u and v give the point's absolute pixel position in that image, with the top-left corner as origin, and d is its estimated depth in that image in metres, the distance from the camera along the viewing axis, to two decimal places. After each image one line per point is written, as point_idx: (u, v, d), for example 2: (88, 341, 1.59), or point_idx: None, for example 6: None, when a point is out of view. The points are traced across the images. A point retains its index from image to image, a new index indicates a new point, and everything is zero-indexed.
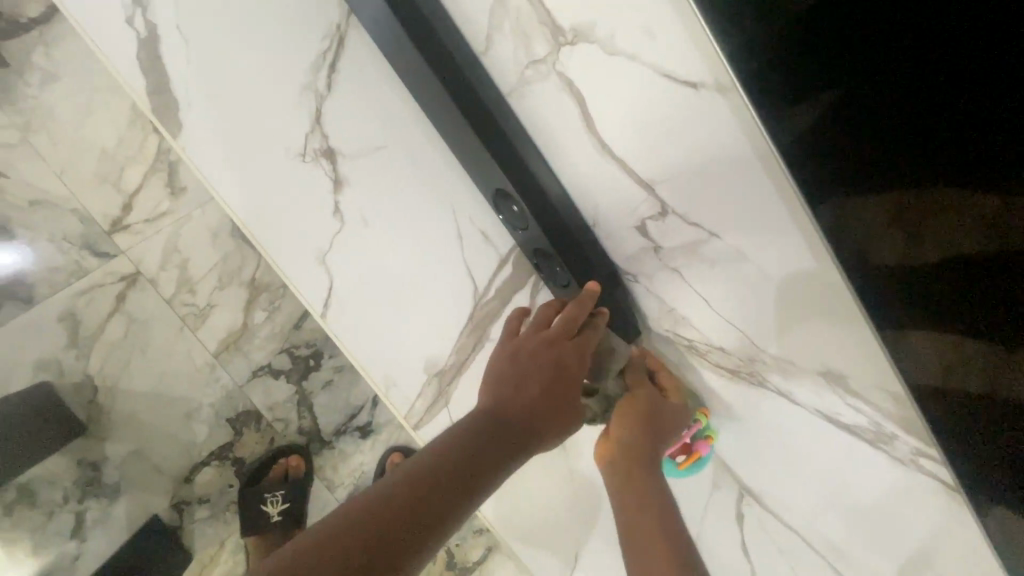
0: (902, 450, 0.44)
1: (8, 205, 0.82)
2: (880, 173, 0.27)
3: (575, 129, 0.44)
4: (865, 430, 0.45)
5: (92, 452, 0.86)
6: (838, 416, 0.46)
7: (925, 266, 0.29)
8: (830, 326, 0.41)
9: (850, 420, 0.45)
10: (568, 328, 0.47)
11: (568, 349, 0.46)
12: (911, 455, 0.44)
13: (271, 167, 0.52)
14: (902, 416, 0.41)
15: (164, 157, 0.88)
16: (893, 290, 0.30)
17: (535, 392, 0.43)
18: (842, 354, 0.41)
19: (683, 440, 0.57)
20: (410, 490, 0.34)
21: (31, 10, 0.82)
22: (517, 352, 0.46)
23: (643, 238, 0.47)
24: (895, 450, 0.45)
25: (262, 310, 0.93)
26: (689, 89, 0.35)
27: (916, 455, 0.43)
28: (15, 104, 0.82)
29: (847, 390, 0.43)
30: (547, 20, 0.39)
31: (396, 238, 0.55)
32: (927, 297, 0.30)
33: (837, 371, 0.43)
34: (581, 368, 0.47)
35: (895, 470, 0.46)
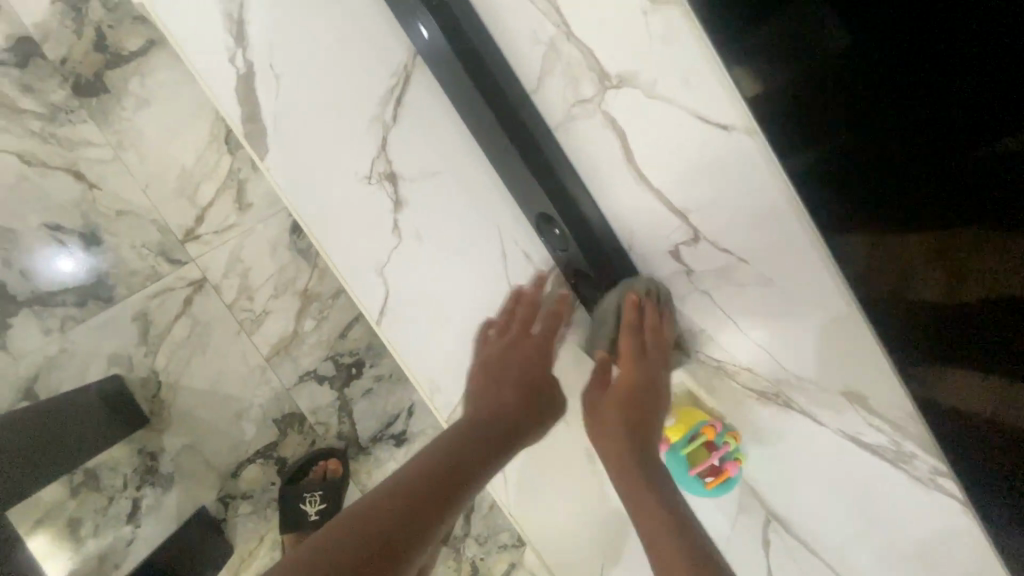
0: (922, 469, 0.44)
1: (99, 213, 0.92)
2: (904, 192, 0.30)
3: (617, 161, 0.49)
4: (886, 450, 0.45)
5: (151, 443, 0.93)
6: (861, 436, 0.46)
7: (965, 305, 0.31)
8: (851, 348, 0.41)
9: (872, 439, 0.45)
10: (523, 330, 0.59)
11: (528, 347, 0.58)
12: (930, 474, 0.43)
13: (341, 185, 0.58)
14: (920, 440, 0.42)
15: (235, 174, 0.97)
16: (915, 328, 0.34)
17: (510, 397, 0.54)
18: (863, 374, 0.42)
19: (711, 460, 0.60)
20: (429, 475, 0.42)
21: (132, 44, 0.93)
22: (489, 358, 0.57)
23: (676, 262, 0.51)
24: (916, 469, 0.44)
25: (312, 319, 0.99)
26: (722, 130, 0.39)
27: (935, 475, 0.43)
28: (113, 125, 0.93)
29: (867, 409, 0.44)
30: (596, 66, 0.44)
31: (446, 254, 0.60)
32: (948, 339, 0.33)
33: (858, 391, 0.43)
34: (543, 360, 0.58)
35: (920, 491, 0.46)
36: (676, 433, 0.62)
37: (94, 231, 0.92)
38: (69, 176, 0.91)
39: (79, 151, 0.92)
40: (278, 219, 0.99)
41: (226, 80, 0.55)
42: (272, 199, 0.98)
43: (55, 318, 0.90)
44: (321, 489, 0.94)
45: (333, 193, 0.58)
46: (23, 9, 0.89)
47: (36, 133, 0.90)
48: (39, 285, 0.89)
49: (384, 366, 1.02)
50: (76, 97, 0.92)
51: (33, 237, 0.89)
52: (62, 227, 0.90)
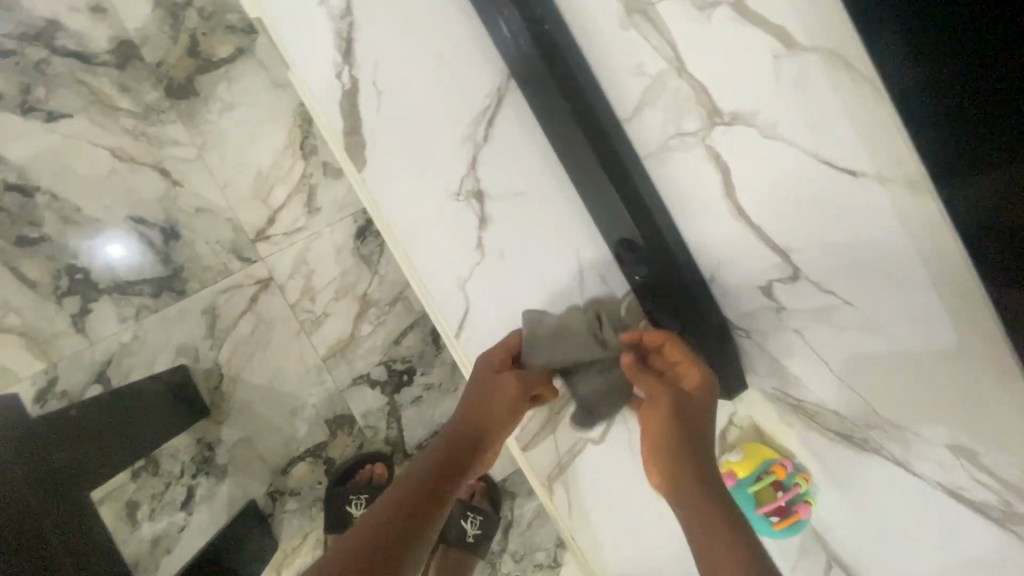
0: None
1: (179, 209, 0.96)
2: None
3: (714, 195, 0.49)
4: (993, 510, 0.43)
5: (209, 433, 0.96)
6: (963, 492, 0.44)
7: None
8: (958, 401, 0.41)
9: (978, 497, 0.43)
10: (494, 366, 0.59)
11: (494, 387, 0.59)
12: None
13: (430, 201, 0.60)
14: None
15: (307, 179, 1.01)
16: None
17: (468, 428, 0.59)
18: (977, 430, 0.41)
19: (779, 501, 0.59)
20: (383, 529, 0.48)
21: (222, 51, 0.98)
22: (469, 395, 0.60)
23: (766, 298, 0.50)
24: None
25: (369, 323, 1.02)
26: (847, 175, 0.39)
27: None
28: (199, 127, 0.98)
29: (977, 465, 0.42)
30: (706, 103, 0.45)
31: (525, 272, 0.61)
32: None
33: (969, 447, 0.42)
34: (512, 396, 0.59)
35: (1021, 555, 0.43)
36: (743, 468, 0.62)
37: (173, 226, 0.96)
38: (155, 172, 0.96)
39: (166, 149, 0.96)
40: (345, 225, 1.02)
41: (335, 98, 0.59)
42: (340, 205, 1.02)
43: (131, 306, 0.94)
44: (368, 491, 0.95)
45: (423, 207, 0.60)
46: (129, 15, 0.96)
47: (130, 130, 0.95)
48: (120, 274, 0.94)
49: (434, 375, 1.04)
50: (168, 98, 0.97)
51: (118, 228, 0.94)
52: (145, 220, 0.95)
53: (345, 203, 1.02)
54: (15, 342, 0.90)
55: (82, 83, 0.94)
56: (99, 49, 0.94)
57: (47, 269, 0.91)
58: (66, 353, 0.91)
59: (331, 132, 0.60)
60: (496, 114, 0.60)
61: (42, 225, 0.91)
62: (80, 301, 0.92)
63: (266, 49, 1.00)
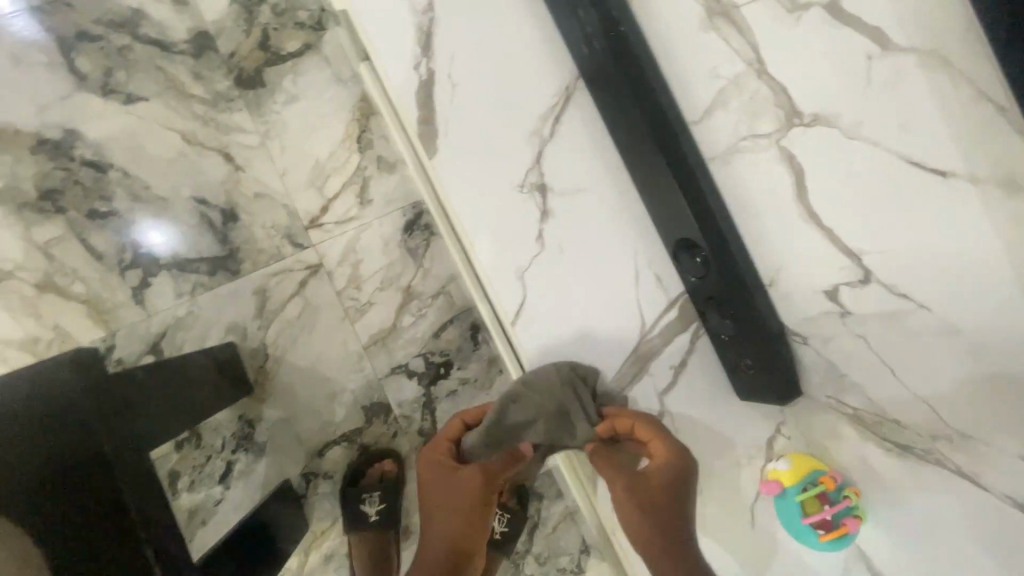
0: None
1: (239, 193, 1.00)
2: None
3: (783, 197, 0.50)
4: None
5: (251, 411, 0.98)
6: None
7: None
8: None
9: None
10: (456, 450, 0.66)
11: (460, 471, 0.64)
12: None
13: (495, 191, 0.62)
14: None
15: (362, 172, 1.04)
16: None
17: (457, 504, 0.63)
18: None
19: (826, 514, 0.57)
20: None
21: (290, 46, 1.03)
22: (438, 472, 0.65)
23: (830, 302, 0.51)
24: None
25: (411, 315, 1.04)
26: (937, 176, 0.41)
27: None
28: (264, 116, 1.02)
29: None
30: (786, 105, 0.47)
31: (582, 266, 0.62)
32: None
33: None
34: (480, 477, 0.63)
35: None
36: (789, 479, 0.59)
37: (232, 209, 1.00)
38: (221, 157, 1.00)
39: (232, 135, 1.01)
40: (394, 218, 1.04)
41: (412, 88, 0.62)
42: (391, 198, 1.04)
43: (188, 283, 0.98)
44: (381, 489, 0.96)
45: (487, 197, 0.62)
46: (208, 8, 1.01)
47: (200, 116, 1.00)
48: (180, 251, 0.98)
49: (469, 371, 1.05)
50: (237, 88, 1.02)
51: (182, 208, 0.98)
52: (207, 202, 0.99)
53: (396, 197, 1.05)
54: (80, 309, 0.94)
55: (161, 70, 0.99)
56: (179, 39, 1.00)
57: (114, 242, 0.96)
58: (125, 324, 0.95)
59: (406, 120, 0.63)
60: (563, 112, 0.62)
61: (113, 201, 0.96)
62: (141, 275, 0.96)
63: (332, 46, 1.04)
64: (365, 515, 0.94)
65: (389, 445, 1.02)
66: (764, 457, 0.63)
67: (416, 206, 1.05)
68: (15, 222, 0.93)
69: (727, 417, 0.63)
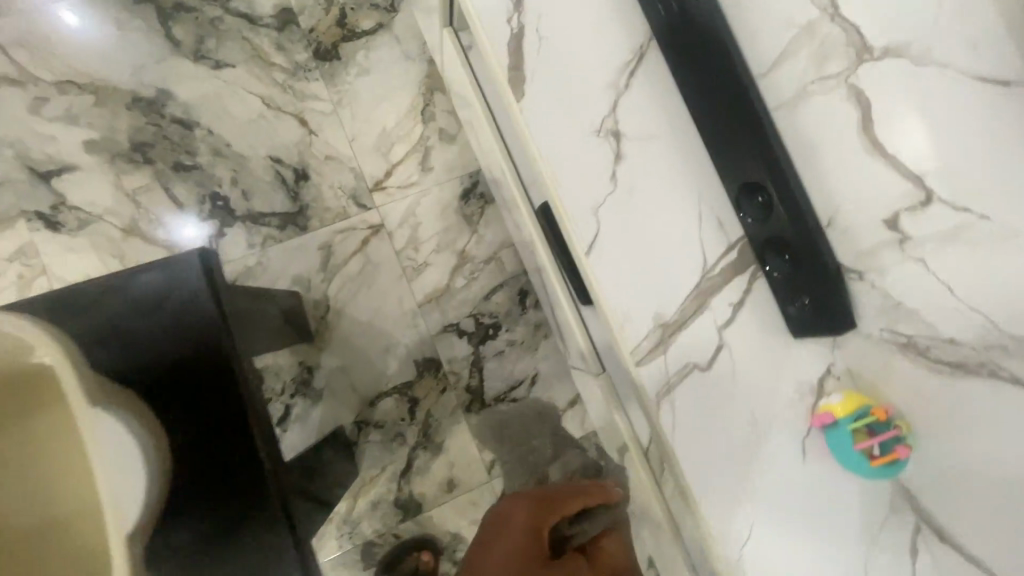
0: None
1: (310, 155, 1.08)
2: None
3: (847, 133, 0.55)
4: None
5: (311, 359, 1.04)
6: None
7: None
8: None
9: None
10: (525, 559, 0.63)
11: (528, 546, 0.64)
12: None
13: (574, 134, 0.69)
14: None
15: (424, 141, 1.11)
16: None
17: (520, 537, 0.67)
18: None
19: (877, 442, 0.59)
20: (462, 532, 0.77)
21: (365, 24, 1.12)
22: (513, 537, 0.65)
23: (890, 232, 0.54)
24: None
25: (464, 277, 1.09)
26: (999, 87, 0.46)
27: None
28: (337, 86, 1.10)
29: None
30: (857, 42, 0.52)
31: (650, 206, 0.67)
32: None
33: None
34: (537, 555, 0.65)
35: None
36: (841, 411, 0.61)
37: (304, 169, 1.07)
38: (296, 121, 1.08)
39: (307, 102, 1.09)
40: (452, 185, 1.11)
41: (508, 48, 0.71)
42: (450, 167, 1.11)
43: (259, 234, 1.05)
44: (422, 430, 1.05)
45: (567, 140, 0.70)
46: None
47: (279, 83, 1.08)
48: (253, 206, 1.05)
49: (517, 333, 1.10)
50: (315, 59, 1.10)
51: (259, 166, 1.06)
52: (281, 161, 1.07)
53: (454, 166, 1.12)
54: (161, 253, 1.02)
55: (247, 40, 1.08)
56: (265, 13, 1.09)
57: (195, 194, 1.04)
58: None
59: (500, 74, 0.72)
60: (638, 67, 0.68)
61: (197, 155, 1.04)
62: (217, 225, 1.04)
63: (403, 26, 1.13)
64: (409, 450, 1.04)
65: (438, 399, 1.07)
66: (815, 395, 0.64)
67: (473, 176, 1.12)
68: (109, 170, 1.02)
69: (781, 360, 0.64)
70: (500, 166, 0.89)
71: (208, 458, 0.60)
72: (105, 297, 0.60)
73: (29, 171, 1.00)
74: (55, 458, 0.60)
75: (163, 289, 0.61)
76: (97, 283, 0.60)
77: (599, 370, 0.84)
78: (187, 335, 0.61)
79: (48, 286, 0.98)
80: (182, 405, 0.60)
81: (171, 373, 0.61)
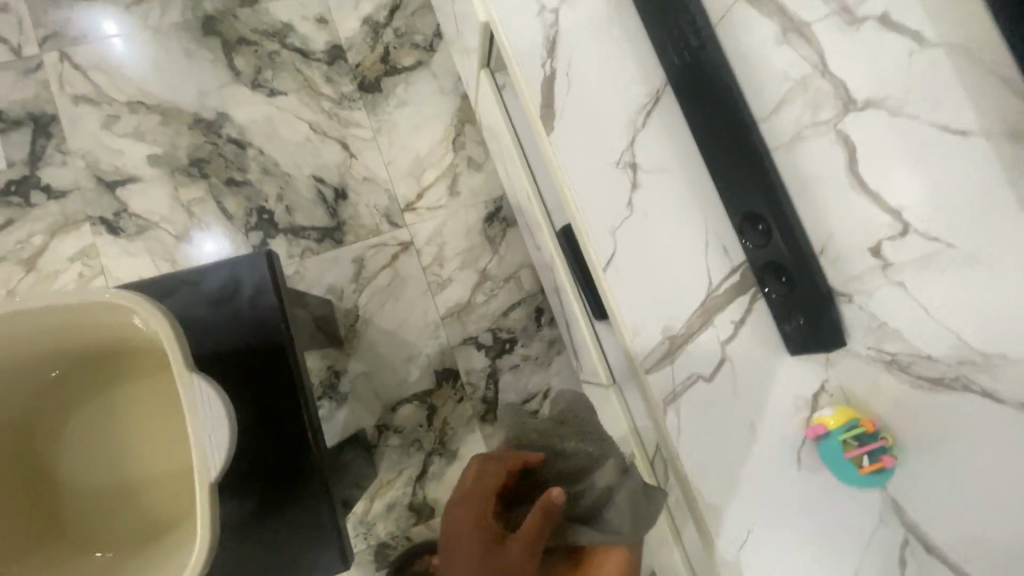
0: None
1: (350, 176, 1.18)
2: None
3: (837, 172, 0.62)
4: None
5: (339, 363, 1.11)
6: None
7: None
8: None
9: None
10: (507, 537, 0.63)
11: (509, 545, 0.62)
12: None
13: (596, 165, 0.79)
14: None
15: (454, 168, 1.21)
16: None
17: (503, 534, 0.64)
18: None
19: (863, 450, 0.63)
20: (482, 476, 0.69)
21: (406, 61, 1.23)
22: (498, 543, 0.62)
23: (875, 258, 0.61)
24: None
25: (485, 293, 1.17)
26: (958, 137, 0.52)
27: None
28: (377, 115, 1.21)
29: None
30: (842, 95, 0.60)
31: (662, 230, 0.75)
32: None
33: None
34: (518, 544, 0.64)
35: None
36: (833, 422, 0.66)
37: (343, 188, 1.17)
38: (339, 145, 1.18)
39: (350, 128, 1.19)
40: (477, 209, 1.20)
41: (539, 88, 0.81)
42: (476, 192, 1.21)
43: (299, 246, 1.14)
44: (438, 436, 1.11)
45: (589, 172, 0.79)
46: (343, 27, 1.23)
47: (326, 111, 1.19)
48: (295, 220, 1.14)
49: (532, 349, 1.17)
50: (359, 90, 1.21)
51: (303, 184, 1.16)
52: (323, 180, 1.17)
53: (480, 192, 1.21)
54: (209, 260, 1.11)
55: (300, 72, 1.20)
56: (317, 49, 1.21)
57: (243, 207, 1.13)
58: None
59: (531, 111, 0.82)
60: (654, 110, 0.77)
61: (247, 172, 1.15)
62: (262, 236, 1.13)
63: (440, 64, 1.24)
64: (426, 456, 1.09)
65: (455, 408, 1.12)
66: (810, 408, 0.70)
67: (497, 201, 1.21)
68: (169, 182, 1.12)
69: (778, 375, 0.70)
70: (525, 192, 0.98)
71: (262, 436, 0.67)
72: (184, 290, 0.68)
73: (98, 180, 1.10)
74: (127, 432, 0.68)
75: (232, 285, 0.69)
76: (180, 275, 0.69)
77: (610, 382, 0.91)
78: (246, 326, 0.68)
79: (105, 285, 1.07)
80: (237, 388, 0.68)
81: (232, 358, 0.68)
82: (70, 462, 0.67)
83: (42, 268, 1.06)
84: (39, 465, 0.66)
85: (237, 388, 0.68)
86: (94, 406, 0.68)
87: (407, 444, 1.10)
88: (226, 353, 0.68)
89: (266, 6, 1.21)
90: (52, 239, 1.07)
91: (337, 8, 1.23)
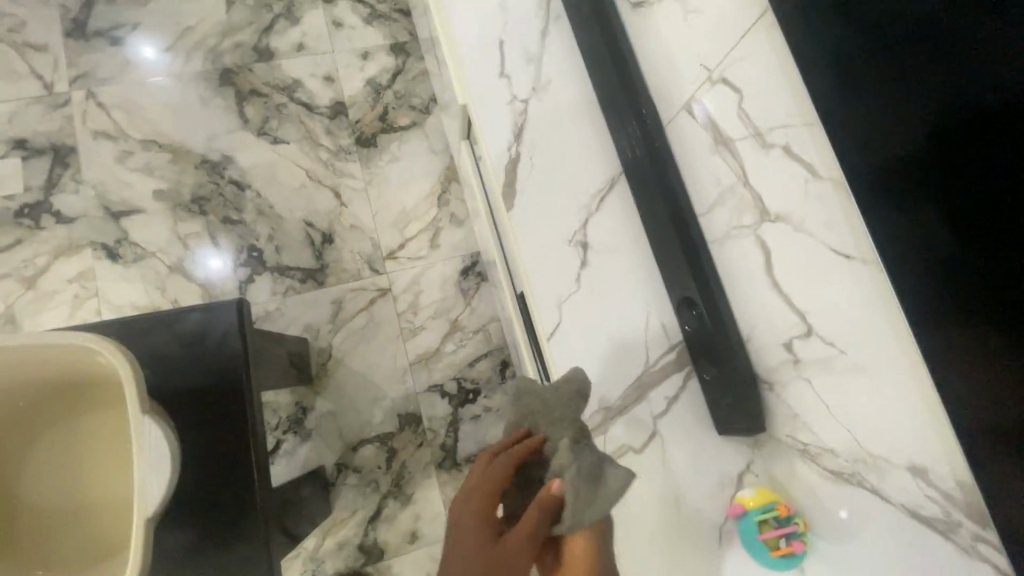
0: (964, 536, 0.51)
1: (338, 223, 1.26)
2: (949, 168, 0.40)
3: (756, 272, 0.69)
4: (936, 518, 0.53)
5: (306, 400, 1.16)
6: (919, 508, 0.55)
7: (977, 268, 0.39)
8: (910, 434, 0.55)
9: (926, 510, 0.54)
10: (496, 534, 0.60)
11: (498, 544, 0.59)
12: (971, 538, 0.50)
13: (551, 241, 0.85)
14: (969, 501, 0.51)
15: (436, 222, 1.29)
16: (953, 289, 0.41)
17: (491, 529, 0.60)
18: (925, 451, 0.54)
19: (778, 532, 0.66)
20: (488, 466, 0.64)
21: (402, 121, 1.33)
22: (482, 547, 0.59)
23: (787, 353, 0.67)
24: (959, 536, 0.51)
25: (454, 343, 1.23)
26: (843, 259, 0.59)
27: (976, 540, 0.50)
28: (370, 167, 1.30)
29: (924, 477, 0.54)
30: (759, 205, 0.67)
31: (606, 307, 0.82)
32: (975, 295, 0.40)
33: (922, 466, 0.54)
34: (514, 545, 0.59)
35: (961, 561, 0.51)
36: (752, 502, 0.69)
37: (331, 233, 1.25)
38: (331, 193, 1.27)
39: (343, 179, 1.28)
40: (455, 262, 1.27)
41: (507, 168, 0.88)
42: (456, 246, 1.28)
43: (283, 285, 1.20)
44: (394, 479, 1.14)
45: (545, 248, 0.85)
46: (348, 86, 1.34)
47: (323, 161, 1.29)
48: (283, 260, 1.22)
49: (493, 400, 1.21)
50: (356, 144, 1.31)
51: (294, 227, 1.24)
52: (313, 225, 1.25)
53: (460, 246, 1.28)
54: (197, 291, 1.18)
55: (303, 124, 1.30)
56: (322, 104, 1.32)
57: (236, 244, 1.21)
58: None
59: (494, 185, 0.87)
60: (608, 194, 0.84)
61: (243, 212, 1.23)
62: (249, 273, 1.20)
63: (433, 126, 1.34)
64: (380, 498, 1.13)
65: (414, 452, 1.16)
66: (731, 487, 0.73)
67: (474, 256, 1.28)
68: (169, 216, 1.20)
69: (705, 454, 0.75)
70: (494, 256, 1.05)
71: (216, 469, 0.73)
72: (158, 329, 0.74)
73: (104, 209, 1.19)
74: (95, 459, 0.73)
75: (202, 330, 0.75)
76: (155, 316, 0.75)
77: None
78: (212, 368, 0.74)
79: (97, 307, 1.14)
80: (194, 426, 0.73)
81: (196, 395, 0.74)
82: (40, 477, 0.72)
83: (40, 287, 1.14)
84: (12, 474, 0.72)
85: (192, 425, 0.73)
86: (67, 432, 0.73)
87: (363, 484, 1.13)
88: (190, 391, 0.74)
89: (280, 63, 1.32)
90: (53, 261, 1.15)
91: (344, 69, 1.35)
